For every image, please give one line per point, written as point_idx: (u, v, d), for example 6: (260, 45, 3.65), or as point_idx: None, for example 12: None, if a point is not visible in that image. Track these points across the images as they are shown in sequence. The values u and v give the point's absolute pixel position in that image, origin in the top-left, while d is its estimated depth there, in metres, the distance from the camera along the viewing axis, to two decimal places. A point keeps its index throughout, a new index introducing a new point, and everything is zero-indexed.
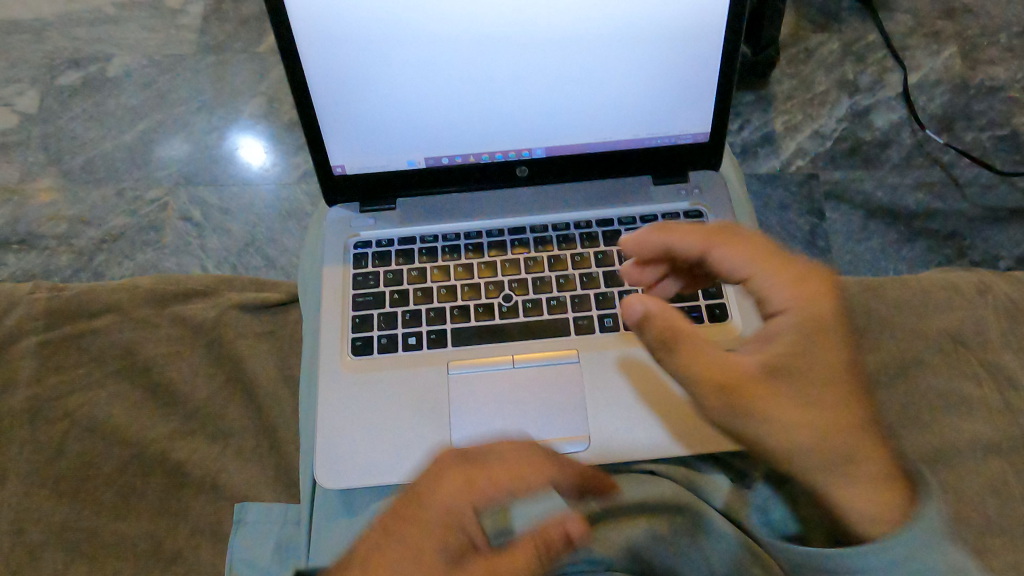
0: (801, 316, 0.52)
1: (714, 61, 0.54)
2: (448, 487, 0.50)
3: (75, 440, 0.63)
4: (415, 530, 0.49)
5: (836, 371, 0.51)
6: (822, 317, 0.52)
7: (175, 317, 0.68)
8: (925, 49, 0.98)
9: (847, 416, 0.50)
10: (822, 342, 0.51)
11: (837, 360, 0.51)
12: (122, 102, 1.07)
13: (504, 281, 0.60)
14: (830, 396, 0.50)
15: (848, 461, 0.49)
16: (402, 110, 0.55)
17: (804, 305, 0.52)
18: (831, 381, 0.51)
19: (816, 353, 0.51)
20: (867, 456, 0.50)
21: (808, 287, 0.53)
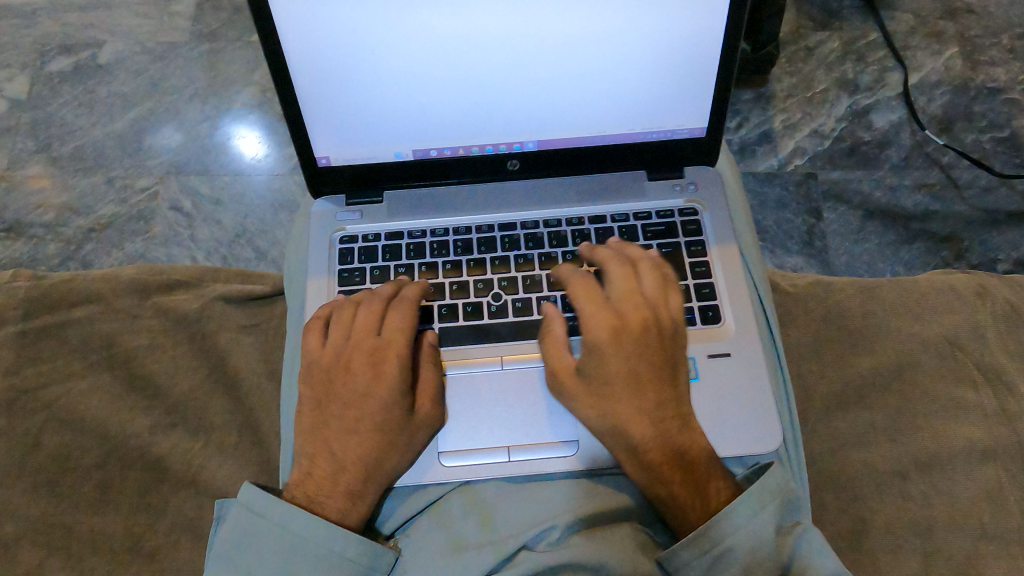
0: (598, 321, 0.52)
1: (711, 54, 0.52)
2: (362, 369, 0.53)
3: (52, 434, 0.61)
4: (325, 430, 0.53)
5: (654, 366, 0.52)
6: (640, 314, 0.53)
7: (160, 309, 0.67)
8: (926, 49, 0.96)
9: (671, 412, 0.51)
10: (618, 339, 0.52)
11: (649, 355, 0.52)
12: (111, 89, 1.04)
13: (493, 279, 0.59)
14: (639, 394, 0.51)
15: (647, 454, 0.50)
16: (389, 100, 0.54)
17: (613, 304, 0.53)
18: (640, 372, 0.51)
19: (623, 347, 0.52)
20: (686, 449, 0.50)
21: (634, 284, 0.54)
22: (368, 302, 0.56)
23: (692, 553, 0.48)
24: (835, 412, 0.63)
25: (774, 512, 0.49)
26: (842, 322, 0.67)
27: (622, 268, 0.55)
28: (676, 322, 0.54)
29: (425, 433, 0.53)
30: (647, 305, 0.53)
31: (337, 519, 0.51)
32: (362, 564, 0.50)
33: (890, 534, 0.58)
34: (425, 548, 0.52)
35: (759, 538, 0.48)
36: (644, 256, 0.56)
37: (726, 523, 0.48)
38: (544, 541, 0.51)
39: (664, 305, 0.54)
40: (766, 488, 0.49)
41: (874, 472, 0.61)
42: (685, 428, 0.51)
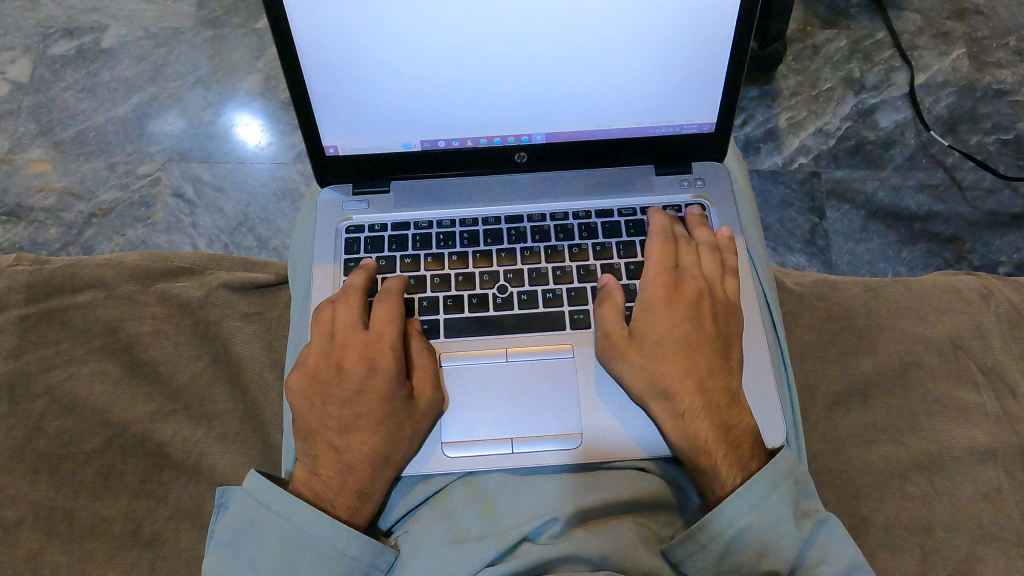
0: (653, 283, 0.57)
1: (722, 50, 0.52)
2: (355, 365, 0.54)
3: (55, 418, 0.62)
4: (323, 431, 0.53)
5: (706, 332, 0.55)
6: (697, 285, 0.57)
7: (162, 295, 0.67)
8: (933, 50, 0.96)
9: (717, 378, 0.53)
10: (670, 303, 0.56)
11: (705, 321, 0.55)
12: (114, 74, 1.04)
13: (499, 272, 0.59)
14: (682, 354, 0.54)
15: (688, 412, 0.52)
16: (397, 89, 0.53)
17: (678, 273, 0.57)
18: (692, 336, 0.54)
19: (672, 312, 0.55)
20: (727, 414, 0.52)
21: (695, 258, 0.58)
22: (344, 297, 0.56)
23: (709, 534, 0.48)
24: (837, 411, 0.63)
25: (788, 491, 0.49)
26: (846, 320, 0.66)
27: (662, 242, 0.58)
28: (734, 301, 0.57)
29: (430, 421, 0.53)
30: (706, 279, 0.57)
31: (349, 518, 0.51)
32: (362, 561, 0.50)
33: (888, 533, 0.59)
34: (427, 538, 0.52)
35: (773, 519, 0.48)
36: (707, 239, 0.59)
37: (739, 504, 0.48)
38: (545, 533, 0.51)
39: (721, 284, 0.57)
40: (778, 469, 0.49)
41: (874, 471, 0.61)
42: (727, 397, 0.52)
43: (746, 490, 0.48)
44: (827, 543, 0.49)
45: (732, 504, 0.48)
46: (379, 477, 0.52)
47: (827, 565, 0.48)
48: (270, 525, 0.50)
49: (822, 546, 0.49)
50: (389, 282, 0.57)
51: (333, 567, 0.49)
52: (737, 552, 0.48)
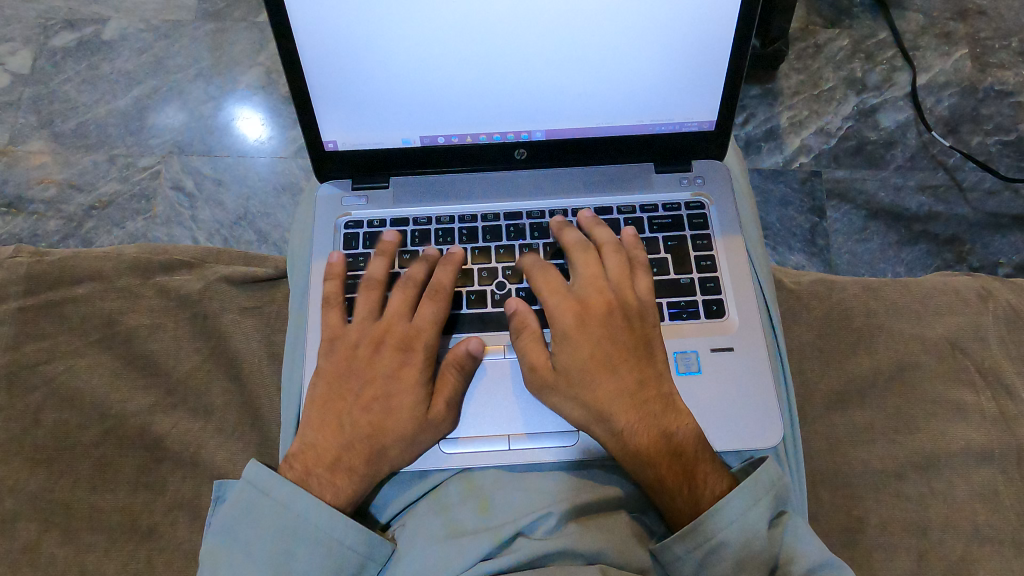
0: (563, 310, 0.54)
1: (724, 48, 0.52)
2: (392, 353, 0.55)
3: (52, 410, 0.62)
4: (340, 403, 0.54)
5: (624, 345, 0.54)
6: (603, 300, 0.55)
7: (161, 288, 0.67)
8: (936, 50, 0.96)
9: (647, 387, 0.52)
10: (583, 328, 0.54)
11: (621, 336, 0.54)
12: (115, 66, 1.03)
13: (498, 268, 0.58)
14: (605, 375, 0.53)
15: (627, 429, 0.51)
16: (398, 84, 0.53)
17: (580, 293, 0.56)
18: (610, 355, 0.53)
19: (587, 333, 0.54)
20: (664, 421, 0.51)
21: (598, 271, 0.56)
22: (365, 287, 0.57)
23: (684, 547, 0.48)
24: (835, 411, 0.63)
25: (767, 505, 0.49)
26: (844, 320, 0.66)
27: (584, 254, 0.57)
28: (647, 301, 0.56)
29: (436, 433, 0.53)
30: (611, 290, 0.55)
31: (331, 498, 0.51)
32: (359, 552, 0.50)
33: (883, 533, 0.59)
34: (422, 532, 0.52)
35: (752, 533, 0.48)
36: (609, 240, 0.58)
37: (719, 518, 0.48)
38: (540, 528, 0.51)
39: (629, 288, 0.56)
40: (760, 484, 0.49)
41: (871, 471, 0.61)
42: (662, 404, 0.52)
43: (726, 504, 0.48)
44: (796, 543, 0.49)
45: (711, 519, 0.47)
46: (375, 471, 0.52)
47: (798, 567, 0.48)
48: (269, 513, 0.50)
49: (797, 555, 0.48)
50: (440, 274, 0.56)
51: (329, 557, 0.49)
52: (714, 565, 0.48)
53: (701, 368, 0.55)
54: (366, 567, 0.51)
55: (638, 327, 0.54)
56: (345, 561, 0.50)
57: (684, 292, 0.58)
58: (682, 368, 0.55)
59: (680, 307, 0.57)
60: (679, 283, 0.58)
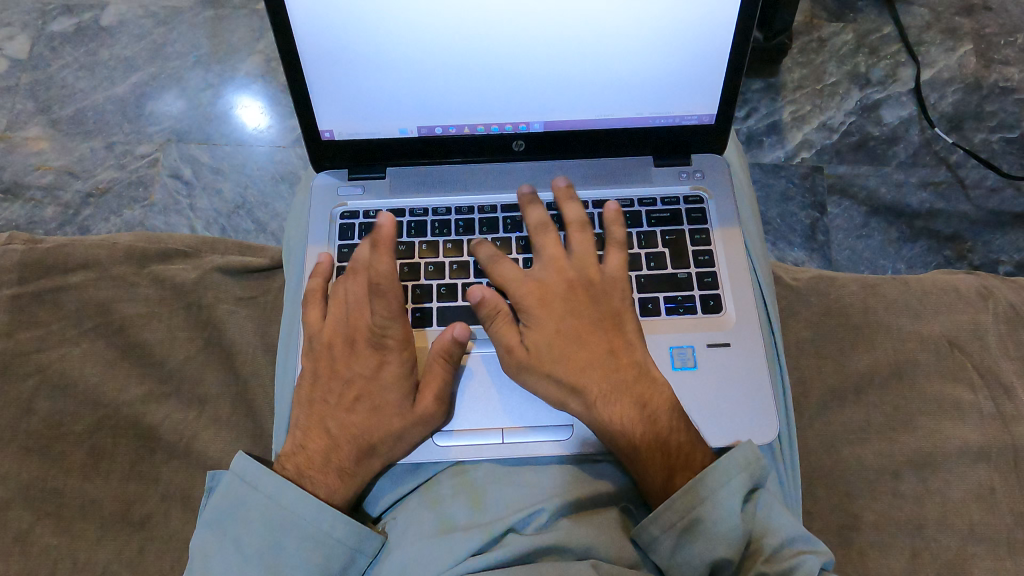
0: (523, 291, 0.55)
1: (725, 43, 0.52)
2: (365, 351, 0.54)
3: (46, 399, 0.62)
4: (322, 406, 0.54)
5: (590, 320, 0.54)
6: (563, 279, 0.55)
7: (156, 277, 0.66)
8: (940, 46, 0.95)
9: (619, 355, 0.53)
10: (547, 307, 0.54)
11: (585, 312, 0.54)
12: (113, 53, 1.03)
13: (495, 261, 0.58)
14: (574, 351, 0.53)
15: (600, 400, 0.51)
16: (396, 73, 0.53)
17: (542, 274, 0.56)
18: (577, 329, 0.54)
19: (551, 312, 0.54)
20: (637, 390, 0.51)
21: (563, 251, 0.57)
22: (351, 274, 0.56)
23: (659, 527, 0.48)
24: (832, 408, 0.63)
25: (739, 480, 0.48)
26: (843, 317, 0.66)
27: (550, 232, 0.57)
28: (616, 275, 0.56)
29: (426, 429, 0.52)
30: (573, 267, 0.56)
31: (327, 493, 0.51)
32: (349, 545, 0.50)
33: (878, 531, 0.59)
34: (413, 527, 0.52)
35: (722, 510, 0.47)
36: (576, 217, 0.58)
37: (688, 496, 0.47)
38: (531, 524, 0.51)
39: (594, 264, 0.56)
40: (730, 460, 0.48)
41: (866, 469, 0.61)
42: (636, 372, 0.52)
43: (699, 480, 0.48)
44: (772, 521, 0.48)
45: (683, 498, 0.47)
46: (368, 464, 0.52)
47: (772, 540, 0.47)
48: (258, 506, 0.50)
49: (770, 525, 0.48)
50: (379, 260, 0.55)
51: (320, 551, 0.49)
52: (688, 543, 0.47)
53: (696, 363, 0.55)
54: (356, 559, 0.50)
55: (609, 301, 0.55)
56: (336, 554, 0.50)
57: (682, 286, 0.57)
58: (678, 363, 0.55)
59: (677, 302, 0.57)
60: (676, 277, 0.58)
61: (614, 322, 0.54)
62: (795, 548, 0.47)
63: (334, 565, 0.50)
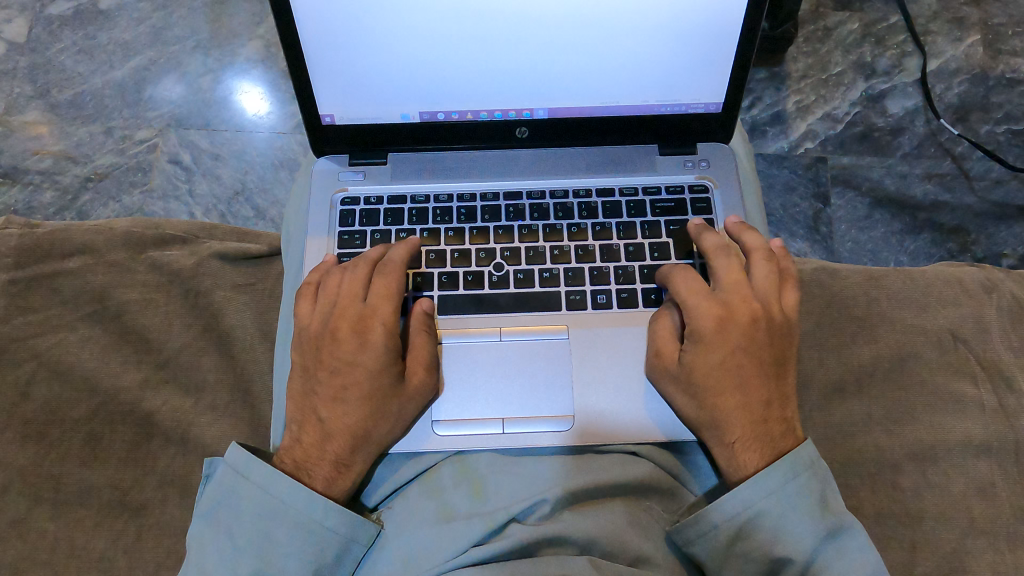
0: (705, 311, 0.51)
1: (733, 29, 0.51)
2: (348, 337, 0.53)
3: (44, 384, 0.62)
4: (312, 397, 0.53)
5: (763, 357, 0.52)
6: (750, 308, 0.52)
7: (154, 263, 0.66)
8: (948, 35, 0.93)
9: (773, 408, 0.51)
10: (724, 331, 0.51)
11: (763, 349, 0.52)
12: (112, 36, 1.01)
13: (496, 249, 0.58)
14: (735, 389, 0.51)
15: (740, 442, 0.50)
16: (398, 56, 0.52)
17: (726, 296, 0.52)
18: (748, 366, 0.51)
19: (729, 338, 0.51)
20: (781, 443, 0.51)
21: (743, 278, 0.53)
22: (352, 265, 0.55)
23: (722, 514, 0.48)
24: (832, 400, 0.63)
25: (808, 480, 0.48)
26: (846, 309, 0.65)
27: (731, 259, 0.53)
28: (790, 316, 0.54)
29: (422, 401, 0.52)
30: (759, 300, 0.53)
31: (323, 485, 0.51)
32: (342, 535, 0.49)
33: (879, 524, 0.58)
34: (413, 515, 0.52)
35: (789, 505, 0.48)
36: (759, 245, 0.55)
37: (757, 487, 0.48)
38: (532, 515, 0.51)
39: (776, 298, 0.54)
40: (801, 459, 0.49)
41: (866, 461, 0.61)
42: (783, 427, 0.51)
43: (764, 475, 0.48)
44: (845, 544, 0.47)
45: (747, 487, 0.48)
46: (366, 453, 0.52)
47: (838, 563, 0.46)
48: (251, 499, 0.49)
49: (839, 545, 0.47)
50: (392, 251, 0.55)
51: (312, 541, 0.49)
52: (753, 533, 0.48)
53: None
54: (349, 550, 0.50)
55: (781, 347, 0.53)
56: (329, 544, 0.49)
57: None
58: None
59: None
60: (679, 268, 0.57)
61: (776, 368, 0.52)
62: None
63: (326, 556, 0.49)
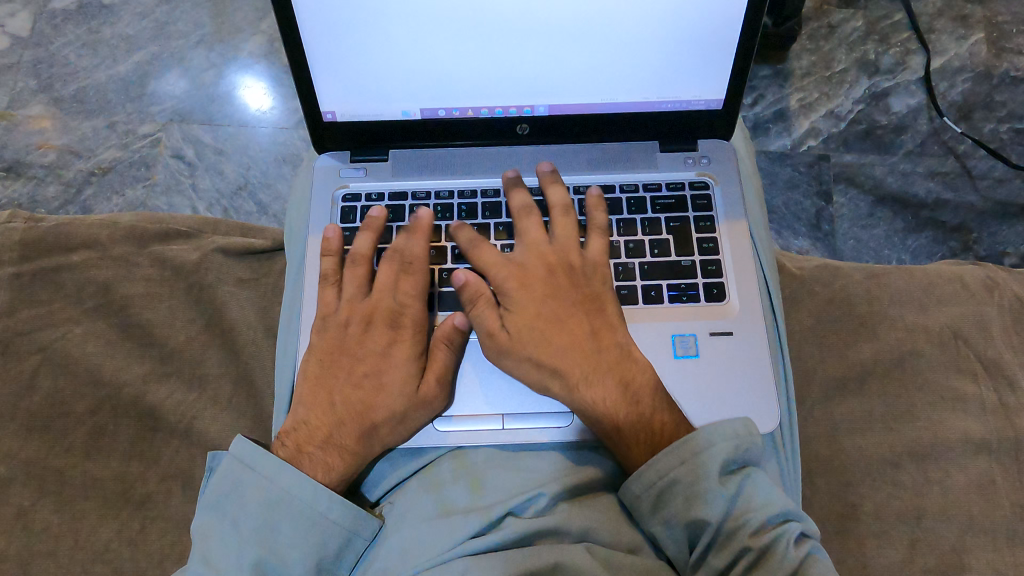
0: (500, 275, 0.54)
1: (735, 27, 0.51)
2: (382, 331, 0.55)
3: (48, 377, 0.62)
4: (331, 381, 0.54)
5: (568, 302, 0.54)
6: (545, 264, 0.55)
7: (157, 257, 0.66)
8: (952, 34, 0.93)
9: (601, 338, 0.52)
10: (526, 289, 0.54)
11: (566, 297, 0.54)
12: (115, 30, 1.01)
13: (497, 246, 0.58)
14: (554, 337, 0.53)
15: (583, 383, 0.51)
16: (400, 53, 0.52)
17: (520, 258, 0.55)
18: (559, 312, 0.54)
19: (531, 295, 0.54)
20: (621, 370, 0.51)
21: (541, 233, 0.56)
22: (387, 258, 0.56)
23: (640, 485, 0.48)
24: (833, 398, 0.63)
25: (723, 450, 0.47)
26: (847, 307, 0.65)
27: (530, 216, 0.57)
28: (596, 259, 0.55)
29: (430, 411, 0.52)
30: (553, 250, 0.56)
31: (324, 479, 0.51)
32: (344, 527, 0.50)
33: (878, 522, 0.59)
34: (414, 510, 0.52)
35: (700, 471, 0.47)
36: (560, 200, 0.57)
37: (668, 456, 0.47)
38: (529, 508, 0.51)
39: (575, 248, 0.56)
40: (718, 430, 0.48)
41: (867, 459, 0.61)
42: (618, 354, 0.52)
43: (677, 446, 0.47)
44: (757, 497, 0.47)
45: (662, 459, 0.47)
46: (367, 449, 0.52)
47: (755, 519, 0.46)
48: (255, 488, 0.50)
49: (751, 500, 0.47)
50: (414, 244, 0.56)
51: (314, 533, 0.49)
52: (668, 502, 0.47)
53: (698, 352, 0.55)
54: (351, 543, 0.51)
55: (562, 296, 0.54)
56: (331, 535, 0.50)
57: (685, 274, 0.57)
58: (681, 352, 0.55)
59: (681, 290, 0.57)
60: (680, 264, 0.57)
61: (575, 312, 0.54)
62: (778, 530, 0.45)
63: (327, 548, 0.50)
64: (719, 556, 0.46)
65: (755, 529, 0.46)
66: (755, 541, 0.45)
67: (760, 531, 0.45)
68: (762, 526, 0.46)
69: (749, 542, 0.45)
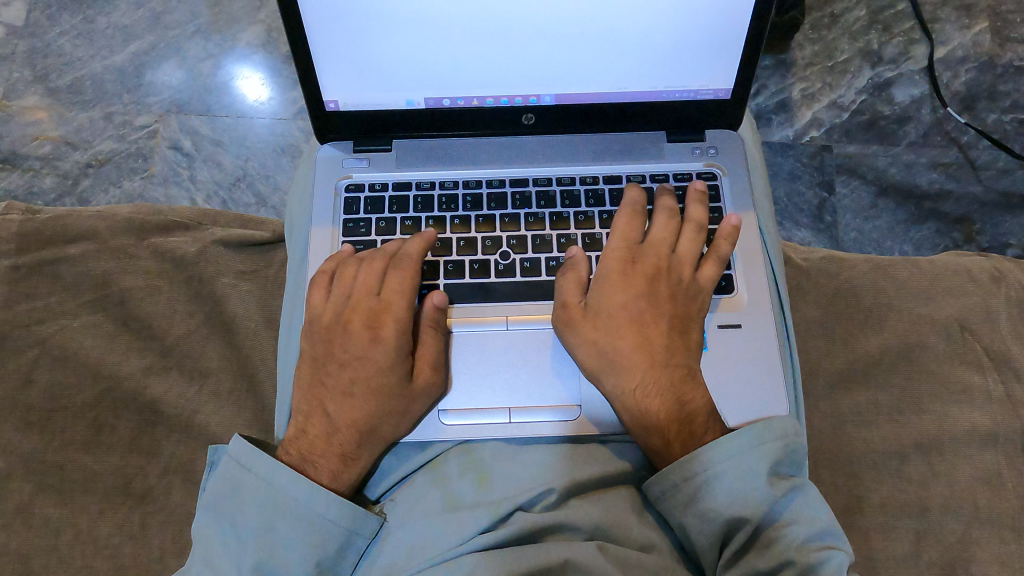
0: (613, 258, 0.54)
1: (745, 15, 0.50)
2: (360, 332, 0.53)
3: (47, 371, 0.61)
4: (321, 389, 0.53)
5: (662, 311, 0.53)
6: (657, 261, 0.54)
7: (155, 250, 0.65)
8: (956, 23, 0.92)
9: (674, 356, 0.51)
10: (629, 279, 0.53)
11: (663, 301, 0.53)
12: (111, 20, 1.00)
13: (502, 238, 0.57)
14: (633, 333, 0.52)
15: (641, 390, 0.50)
16: (402, 41, 0.51)
17: (641, 249, 0.55)
18: (648, 313, 0.52)
19: (633, 287, 0.53)
20: (680, 389, 0.50)
21: (670, 237, 0.55)
22: (371, 259, 0.55)
23: (680, 475, 0.47)
24: (839, 390, 0.62)
25: (772, 450, 0.47)
26: (853, 299, 0.65)
27: (667, 220, 0.56)
28: (703, 286, 0.54)
29: (428, 399, 0.52)
30: (670, 257, 0.54)
31: (329, 483, 0.51)
32: (344, 527, 0.49)
33: (884, 514, 0.58)
34: (421, 505, 0.52)
35: (752, 472, 0.47)
36: (698, 219, 0.56)
37: (720, 449, 0.47)
38: (540, 503, 0.51)
39: (689, 265, 0.54)
40: (767, 431, 0.48)
41: (872, 452, 0.60)
42: (683, 372, 0.51)
43: (730, 440, 0.47)
44: (802, 506, 0.47)
45: (711, 450, 0.47)
46: (370, 445, 0.52)
47: (800, 529, 0.46)
48: (254, 487, 0.49)
49: (797, 509, 0.47)
50: (409, 245, 0.54)
51: (314, 533, 0.49)
52: (708, 496, 0.47)
53: (706, 344, 0.54)
54: (352, 541, 0.50)
55: (657, 298, 0.53)
56: (331, 536, 0.49)
57: None
58: None
59: None
60: None
61: (669, 324, 0.52)
62: (822, 541, 0.46)
63: (328, 547, 0.49)
64: (761, 558, 0.45)
65: (801, 542, 0.45)
66: (799, 550, 0.45)
67: (805, 542, 0.45)
68: (807, 536, 0.45)
69: (794, 551, 0.45)
